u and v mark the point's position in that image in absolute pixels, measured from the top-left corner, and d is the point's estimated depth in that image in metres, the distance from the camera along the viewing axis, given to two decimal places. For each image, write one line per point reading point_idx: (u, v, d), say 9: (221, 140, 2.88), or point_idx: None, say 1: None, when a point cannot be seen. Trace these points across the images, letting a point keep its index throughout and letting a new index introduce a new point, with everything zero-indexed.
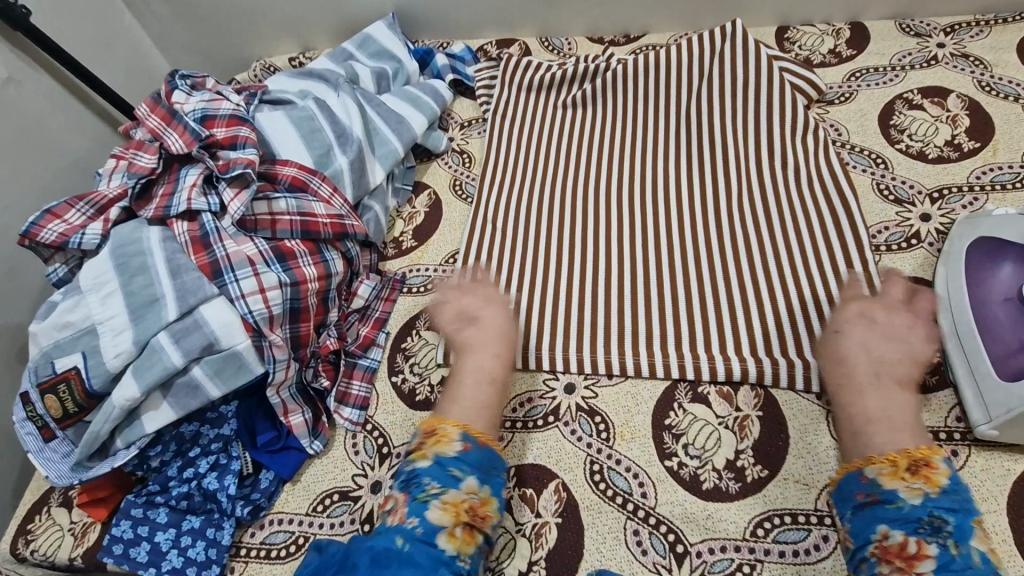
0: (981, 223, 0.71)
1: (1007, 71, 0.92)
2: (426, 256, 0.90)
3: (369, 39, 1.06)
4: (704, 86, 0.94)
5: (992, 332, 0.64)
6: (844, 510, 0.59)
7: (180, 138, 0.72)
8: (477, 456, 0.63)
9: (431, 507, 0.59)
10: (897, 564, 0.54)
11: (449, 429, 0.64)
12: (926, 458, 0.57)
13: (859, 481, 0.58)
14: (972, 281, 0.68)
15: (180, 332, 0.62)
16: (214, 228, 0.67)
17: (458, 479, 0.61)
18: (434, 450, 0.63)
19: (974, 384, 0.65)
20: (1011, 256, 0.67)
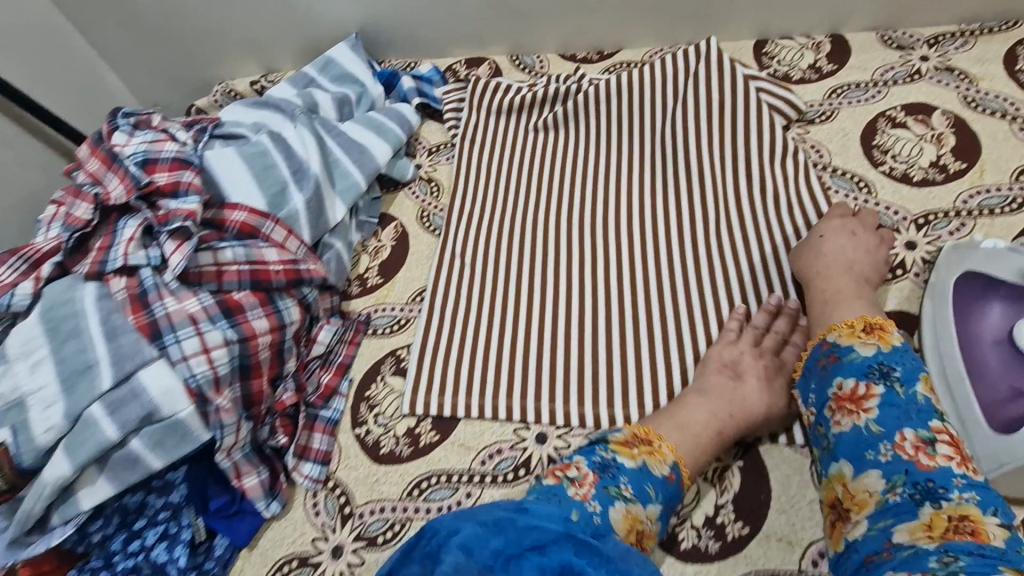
0: (969, 255, 0.67)
1: (994, 85, 0.89)
2: (392, 294, 0.85)
3: (331, 63, 1.02)
4: (679, 108, 0.90)
5: (982, 377, 0.61)
6: (810, 384, 0.64)
7: (120, 184, 0.68)
8: (672, 492, 0.60)
9: (616, 506, 0.57)
10: (847, 408, 0.59)
11: (665, 451, 0.62)
12: (879, 322, 0.62)
13: (820, 349, 0.64)
14: (961, 320, 0.65)
15: (115, 403, 0.58)
16: (153, 285, 0.63)
17: (649, 498, 0.58)
18: (645, 458, 0.61)
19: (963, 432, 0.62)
20: (1002, 294, 0.63)
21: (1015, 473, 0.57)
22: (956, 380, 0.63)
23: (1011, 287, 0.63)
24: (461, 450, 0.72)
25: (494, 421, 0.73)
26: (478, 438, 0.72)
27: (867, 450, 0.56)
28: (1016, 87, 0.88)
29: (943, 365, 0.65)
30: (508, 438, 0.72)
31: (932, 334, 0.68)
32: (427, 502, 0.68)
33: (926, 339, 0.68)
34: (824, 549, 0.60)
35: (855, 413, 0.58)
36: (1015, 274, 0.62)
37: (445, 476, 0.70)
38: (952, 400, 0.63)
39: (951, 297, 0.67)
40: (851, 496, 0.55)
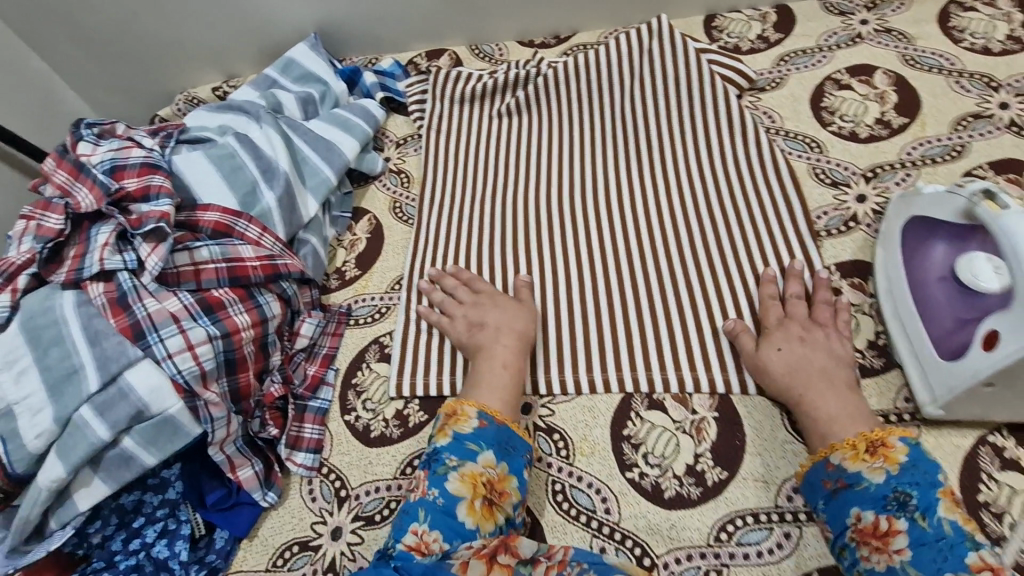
0: (914, 201, 0.70)
1: (930, 43, 0.94)
2: (371, 284, 0.87)
3: (293, 64, 1.03)
4: (636, 85, 0.93)
5: (932, 313, 0.65)
6: (819, 501, 0.59)
7: (89, 193, 0.68)
8: (493, 433, 0.63)
9: (450, 479, 0.59)
10: (873, 545, 0.53)
11: (467, 408, 0.65)
12: (881, 438, 0.57)
13: (824, 469, 0.59)
14: (910, 264, 0.69)
15: (104, 404, 0.59)
16: (132, 287, 0.64)
17: (475, 454, 0.61)
18: (455, 428, 0.63)
19: (918, 365, 0.66)
20: (946, 236, 0.67)
21: (963, 398, 0.61)
22: (909, 318, 0.67)
23: (954, 229, 0.66)
24: None
25: None
26: None
27: None
28: (950, 44, 0.93)
29: (897, 307, 0.69)
30: None
31: (885, 278, 0.72)
32: None
33: (879, 284, 0.72)
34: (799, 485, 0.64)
35: (884, 553, 0.53)
36: (956, 214, 0.65)
37: None
38: (906, 337, 0.68)
39: (901, 242, 0.71)
40: None
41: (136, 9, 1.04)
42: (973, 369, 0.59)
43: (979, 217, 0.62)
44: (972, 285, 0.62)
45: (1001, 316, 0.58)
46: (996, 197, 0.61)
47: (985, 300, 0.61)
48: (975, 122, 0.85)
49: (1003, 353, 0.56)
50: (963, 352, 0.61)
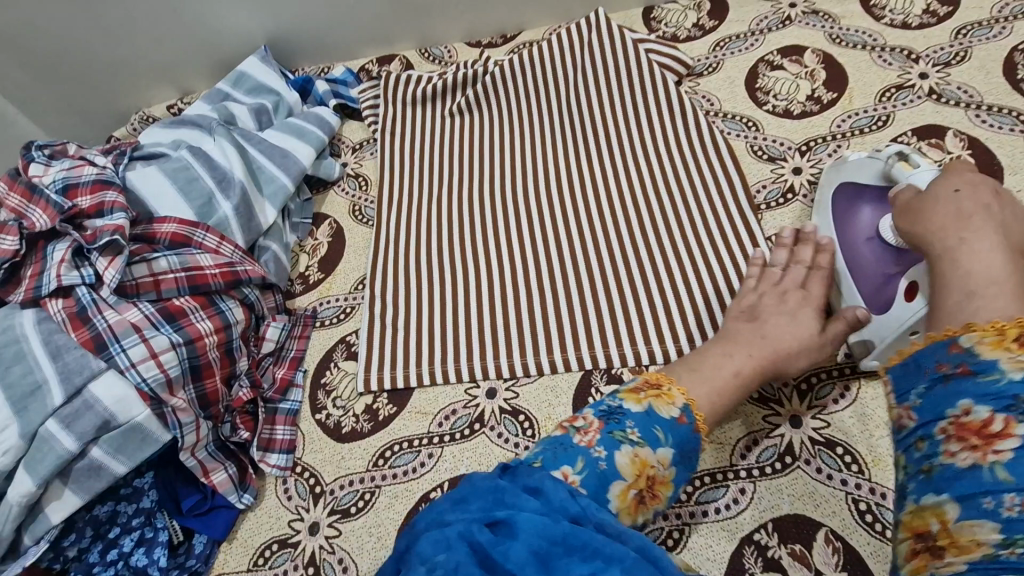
0: (842, 168, 0.74)
1: (853, 21, 0.99)
2: (335, 286, 0.89)
3: (244, 77, 1.04)
4: (581, 76, 0.97)
5: (861, 272, 0.68)
6: (918, 384, 0.47)
7: (43, 214, 0.69)
8: (684, 435, 0.55)
9: (624, 450, 0.52)
10: (970, 442, 0.42)
11: (675, 394, 0.58)
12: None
13: (944, 350, 0.46)
14: (839, 226, 0.73)
15: (70, 415, 0.60)
16: (91, 301, 0.65)
17: (658, 442, 0.53)
18: (653, 402, 0.56)
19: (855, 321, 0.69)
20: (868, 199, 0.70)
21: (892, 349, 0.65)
22: (843, 278, 0.71)
23: (876, 191, 0.70)
24: (418, 417, 0.76)
25: (445, 386, 0.78)
26: (433, 403, 0.77)
27: (984, 496, 0.40)
28: (872, 22, 0.98)
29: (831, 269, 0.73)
30: (461, 398, 0.77)
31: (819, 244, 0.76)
32: (392, 468, 0.73)
33: None
34: (751, 442, 0.68)
35: (978, 452, 0.41)
36: (878, 176, 0.69)
37: (407, 443, 0.74)
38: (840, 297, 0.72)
39: (832, 207, 0.75)
40: (950, 540, 0.41)
41: (82, 31, 1.04)
42: (898, 320, 0.63)
43: (895, 177, 0.66)
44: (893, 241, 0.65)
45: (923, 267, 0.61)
46: (909, 158, 0.66)
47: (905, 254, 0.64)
48: (898, 92, 0.90)
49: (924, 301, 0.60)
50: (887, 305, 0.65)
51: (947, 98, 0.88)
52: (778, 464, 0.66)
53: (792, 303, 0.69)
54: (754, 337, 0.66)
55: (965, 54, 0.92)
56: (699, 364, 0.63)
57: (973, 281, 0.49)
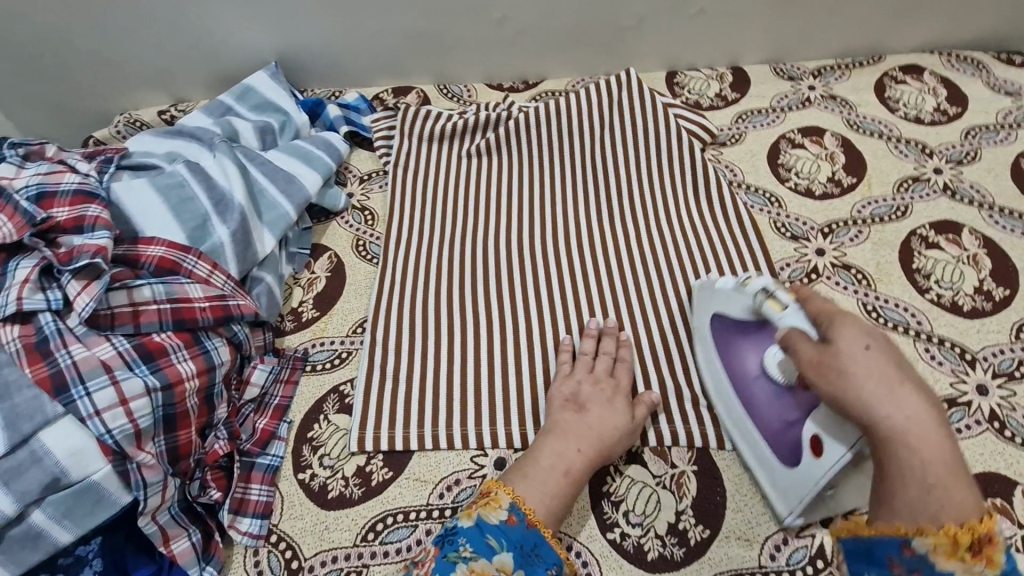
0: (713, 297, 0.71)
1: (869, 110, 1.02)
2: (330, 327, 0.81)
3: (251, 91, 0.98)
4: (607, 132, 0.95)
5: (762, 416, 0.64)
6: (871, 571, 0.50)
7: (8, 219, 0.60)
8: (520, 534, 0.57)
9: (457, 571, 0.54)
10: None
11: (503, 495, 0.59)
12: (992, 538, 0.44)
13: (899, 551, 0.47)
14: (728, 364, 0.68)
15: (11, 470, 0.50)
16: (56, 331, 0.56)
17: (494, 551, 0.55)
18: (480, 512, 0.58)
19: (766, 469, 0.65)
20: (748, 332, 0.67)
21: (812, 504, 0.61)
22: (744, 422, 0.67)
23: (753, 325, 0.66)
24: (416, 485, 0.68)
25: (449, 452, 0.70)
26: (433, 471, 0.69)
27: None
28: (887, 112, 1.01)
29: (731, 409, 0.68)
30: (466, 467, 0.70)
31: (714, 379, 0.71)
32: (384, 545, 0.64)
33: (710, 383, 0.72)
34: (781, 542, 0.63)
35: None
36: (748, 313, 0.66)
37: (401, 515, 0.66)
38: (747, 441, 0.67)
39: (712, 338, 0.71)
40: None
41: (73, 24, 0.95)
42: (813, 478, 0.59)
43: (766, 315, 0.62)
44: (786, 381, 0.62)
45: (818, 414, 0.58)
46: (775, 296, 0.62)
47: (800, 395, 0.61)
48: (915, 184, 0.92)
49: (832, 457, 0.57)
50: (798, 457, 0.61)
51: (961, 196, 0.90)
52: (809, 568, 0.61)
53: (610, 389, 0.70)
54: (580, 430, 0.66)
55: (975, 155, 0.95)
56: (545, 471, 0.63)
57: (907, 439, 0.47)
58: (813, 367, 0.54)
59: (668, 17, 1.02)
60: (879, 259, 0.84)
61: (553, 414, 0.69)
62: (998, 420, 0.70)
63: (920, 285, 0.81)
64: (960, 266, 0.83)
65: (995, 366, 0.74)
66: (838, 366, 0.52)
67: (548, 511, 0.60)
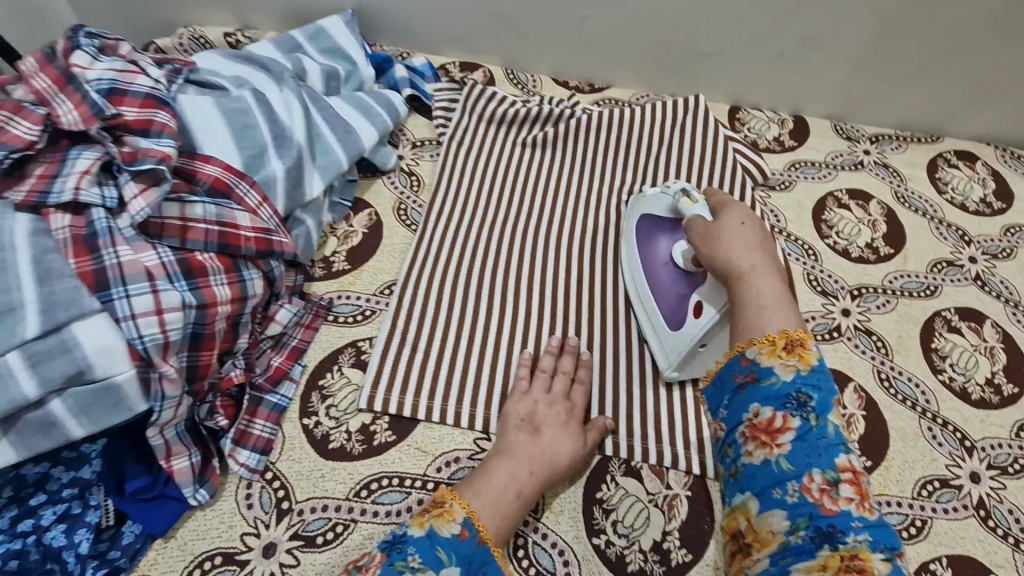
0: (641, 203, 0.84)
1: (918, 186, 1.03)
2: (358, 283, 0.81)
3: (322, 33, 0.96)
4: (663, 151, 0.96)
5: (660, 290, 0.77)
6: (723, 398, 0.60)
7: (75, 108, 0.59)
8: (470, 550, 0.54)
9: None
10: (761, 439, 0.55)
11: (456, 508, 0.56)
12: (802, 339, 0.56)
13: (738, 364, 0.59)
14: (643, 253, 0.80)
15: (39, 355, 0.50)
16: (106, 229, 0.56)
17: (441, 565, 0.52)
18: (432, 523, 0.54)
19: (656, 336, 0.77)
20: (664, 228, 0.79)
21: (688, 359, 0.73)
22: (645, 297, 0.79)
23: (669, 221, 0.79)
24: (417, 454, 0.69)
25: (454, 429, 0.71)
26: (436, 444, 0.70)
27: (775, 487, 0.53)
28: (934, 192, 1.03)
29: (640, 288, 0.80)
30: (468, 447, 0.70)
31: (629, 266, 0.83)
32: (374, 504, 0.65)
33: (625, 269, 0.84)
34: None
35: (767, 448, 0.54)
36: (666, 210, 0.78)
37: (397, 479, 0.67)
38: (647, 314, 0.79)
39: (634, 235, 0.83)
40: (755, 532, 0.53)
41: None
42: (690, 334, 0.71)
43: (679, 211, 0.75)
44: (685, 266, 0.75)
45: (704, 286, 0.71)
46: (689, 194, 0.75)
47: (694, 276, 0.74)
48: (948, 267, 0.93)
49: (708, 316, 0.70)
50: (682, 322, 0.73)
51: (990, 288, 0.92)
52: None
53: (565, 412, 0.70)
54: (534, 453, 0.65)
55: (1010, 252, 0.96)
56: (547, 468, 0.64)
57: (764, 298, 0.61)
58: (699, 237, 0.69)
59: (747, 52, 1.02)
60: (901, 332, 0.85)
61: (506, 433, 0.67)
62: (985, 508, 0.72)
63: (936, 365, 0.83)
64: (976, 355, 0.84)
65: (992, 458, 0.76)
66: (716, 234, 0.67)
67: (499, 530, 0.58)
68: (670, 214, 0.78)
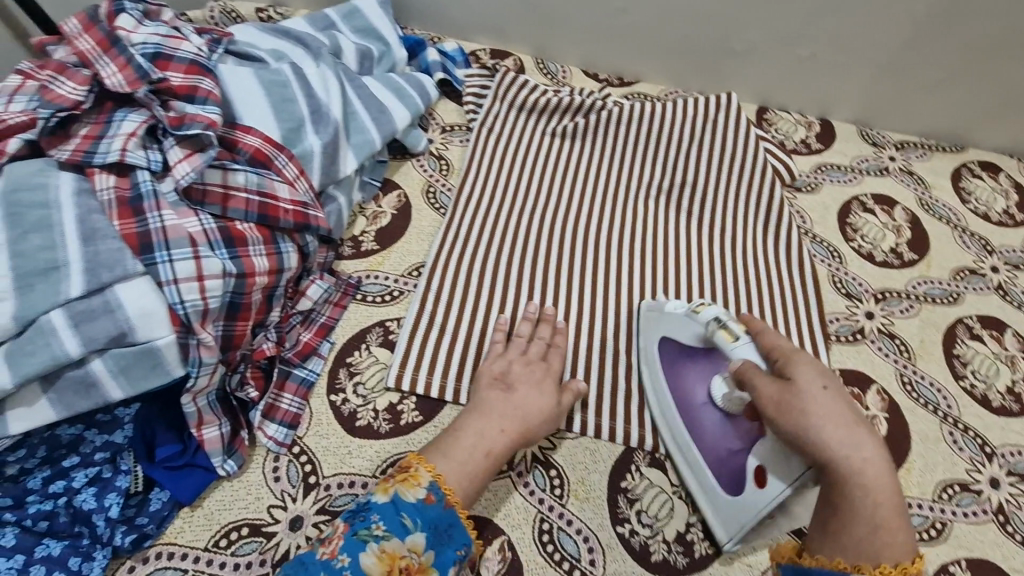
0: (659, 319, 0.74)
1: (942, 194, 1.03)
2: (387, 263, 0.81)
3: (356, 12, 0.96)
4: (694, 147, 0.95)
5: (706, 442, 0.66)
6: None
7: (120, 70, 0.59)
8: (436, 514, 0.56)
9: (367, 549, 0.53)
10: None
11: (422, 471, 0.58)
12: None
13: None
14: (674, 390, 0.70)
15: (83, 314, 0.50)
16: (150, 192, 0.56)
17: (406, 530, 0.55)
18: (398, 489, 0.56)
19: (706, 495, 0.66)
20: (694, 357, 0.69)
21: (753, 531, 0.62)
22: (686, 446, 0.68)
23: (699, 351, 0.69)
24: None
25: None
26: None
27: None
28: (958, 201, 1.03)
29: (675, 432, 0.70)
30: None
31: (657, 397, 0.72)
32: None
33: (653, 403, 0.73)
34: None
35: None
36: (698, 340, 0.68)
37: None
38: (688, 464, 0.68)
39: (659, 360, 0.73)
40: None
41: None
42: (754, 505, 0.60)
43: (718, 344, 0.65)
44: (728, 409, 0.65)
45: (761, 448, 0.60)
46: (728, 327, 0.64)
47: (740, 423, 0.64)
48: (971, 276, 0.94)
49: (775, 488, 0.58)
50: (740, 484, 0.62)
51: (1012, 298, 0.92)
52: None
53: (540, 371, 0.70)
54: (504, 409, 0.65)
55: None
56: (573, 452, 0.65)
57: (876, 512, 0.51)
58: (775, 405, 0.55)
59: (779, 52, 1.02)
60: (923, 336, 0.86)
61: (479, 390, 0.67)
62: (1004, 513, 0.73)
63: (957, 371, 0.83)
64: (997, 363, 0.85)
65: (1011, 464, 0.76)
66: (798, 407, 0.54)
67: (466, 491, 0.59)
68: (702, 347, 0.68)
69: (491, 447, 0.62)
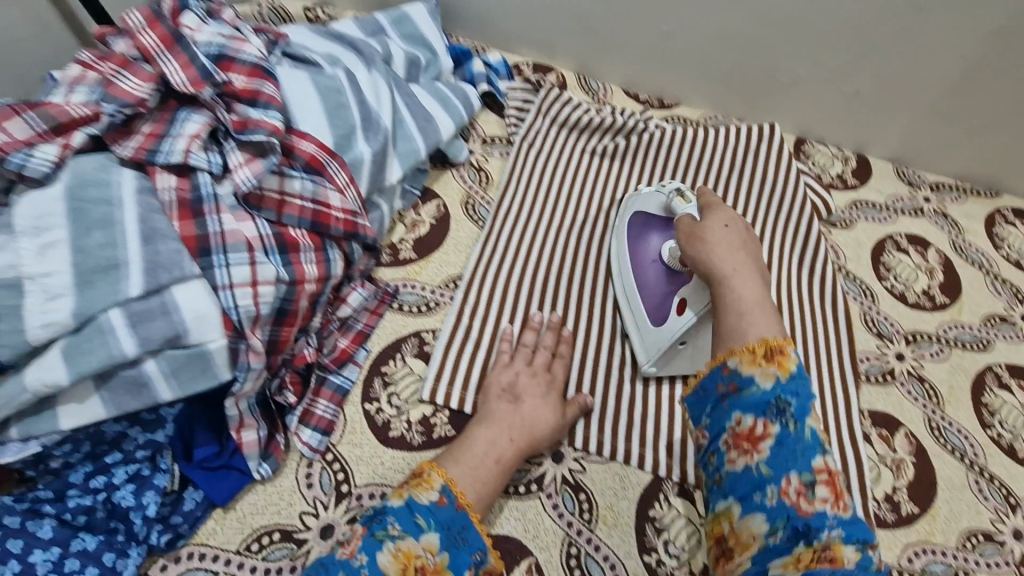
0: (635, 200, 0.83)
1: (976, 238, 1.03)
2: (424, 274, 0.81)
3: (406, 18, 0.96)
4: (732, 175, 0.96)
5: (646, 288, 0.77)
6: (705, 408, 0.57)
7: (183, 70, 0.59)
8: (449, 515, 0.56)
9: (385, 549, 0.51)
10: (743, 446, 0.52)
11: (434, 477, 0.58)
12: (780, 346, 0.54)
13: (719, 373, 0.56)
14: (633, 248, 0.80)
15: (140, 315, 0.50)
16: (211, 195, 0.56)
17: (419, 530, 0.53)
18: (411, 492, 0.56)
19: (638, 331, 0.78)
20: (655, 225, 0.79)
21: (667, 355, 0.74)
22: (631, 294, 0.79)
23: (659, 220, 0.78)
24: None
25: None
26: None
27: (755, 491, 0.50)
28: (991, 247, 1.03)
29: (625, 280, 0.80)
30: None
31: (616, 256, 0.83)
32: None
33: (614, 263, 0.83)
34: None
35: (749, 454, 0.51)
36: (659, 208, 0.78)
37: None
38: (629, 306, 0.79)
39: (626, 228, 0.83)
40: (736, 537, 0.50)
41: None
42: (671, 332, 0.73)
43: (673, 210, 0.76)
44: (672, 265, 0.75)
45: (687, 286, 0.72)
46: (684, 194, 0.75)
47: (678, 276, 0.75)
48: (1002, 323, 0.93)
49: (689, 316, 0.71)
50: (665, 317, 0.74)
51: None
52: None
53: (545, 383, 0.71)
54: (513, 420, 0.66)
55: None
56: None
57: (746, 303, 0.59)
58: (686, 237, 0.67)
59: (822, 86, 1.02)
60: (953, 382, 0.86)
61: (488, 401, 0.69)
62: None
63: (984, 420, 0.83)
64: None
65: None
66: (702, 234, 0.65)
67: (478, 497, 0.59)
68: (663, 213, 0.78)
69: (502, 455, 0.64)
